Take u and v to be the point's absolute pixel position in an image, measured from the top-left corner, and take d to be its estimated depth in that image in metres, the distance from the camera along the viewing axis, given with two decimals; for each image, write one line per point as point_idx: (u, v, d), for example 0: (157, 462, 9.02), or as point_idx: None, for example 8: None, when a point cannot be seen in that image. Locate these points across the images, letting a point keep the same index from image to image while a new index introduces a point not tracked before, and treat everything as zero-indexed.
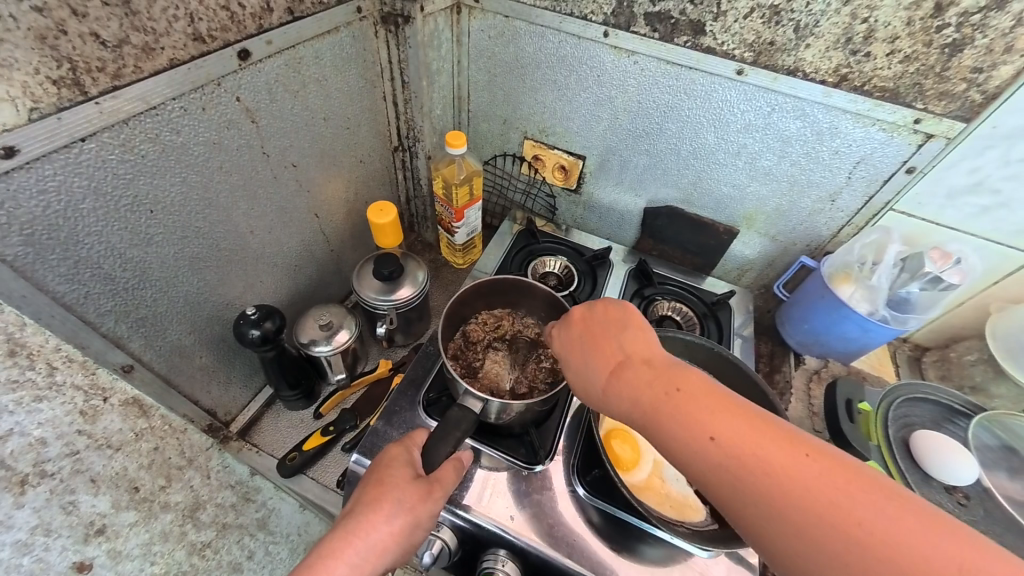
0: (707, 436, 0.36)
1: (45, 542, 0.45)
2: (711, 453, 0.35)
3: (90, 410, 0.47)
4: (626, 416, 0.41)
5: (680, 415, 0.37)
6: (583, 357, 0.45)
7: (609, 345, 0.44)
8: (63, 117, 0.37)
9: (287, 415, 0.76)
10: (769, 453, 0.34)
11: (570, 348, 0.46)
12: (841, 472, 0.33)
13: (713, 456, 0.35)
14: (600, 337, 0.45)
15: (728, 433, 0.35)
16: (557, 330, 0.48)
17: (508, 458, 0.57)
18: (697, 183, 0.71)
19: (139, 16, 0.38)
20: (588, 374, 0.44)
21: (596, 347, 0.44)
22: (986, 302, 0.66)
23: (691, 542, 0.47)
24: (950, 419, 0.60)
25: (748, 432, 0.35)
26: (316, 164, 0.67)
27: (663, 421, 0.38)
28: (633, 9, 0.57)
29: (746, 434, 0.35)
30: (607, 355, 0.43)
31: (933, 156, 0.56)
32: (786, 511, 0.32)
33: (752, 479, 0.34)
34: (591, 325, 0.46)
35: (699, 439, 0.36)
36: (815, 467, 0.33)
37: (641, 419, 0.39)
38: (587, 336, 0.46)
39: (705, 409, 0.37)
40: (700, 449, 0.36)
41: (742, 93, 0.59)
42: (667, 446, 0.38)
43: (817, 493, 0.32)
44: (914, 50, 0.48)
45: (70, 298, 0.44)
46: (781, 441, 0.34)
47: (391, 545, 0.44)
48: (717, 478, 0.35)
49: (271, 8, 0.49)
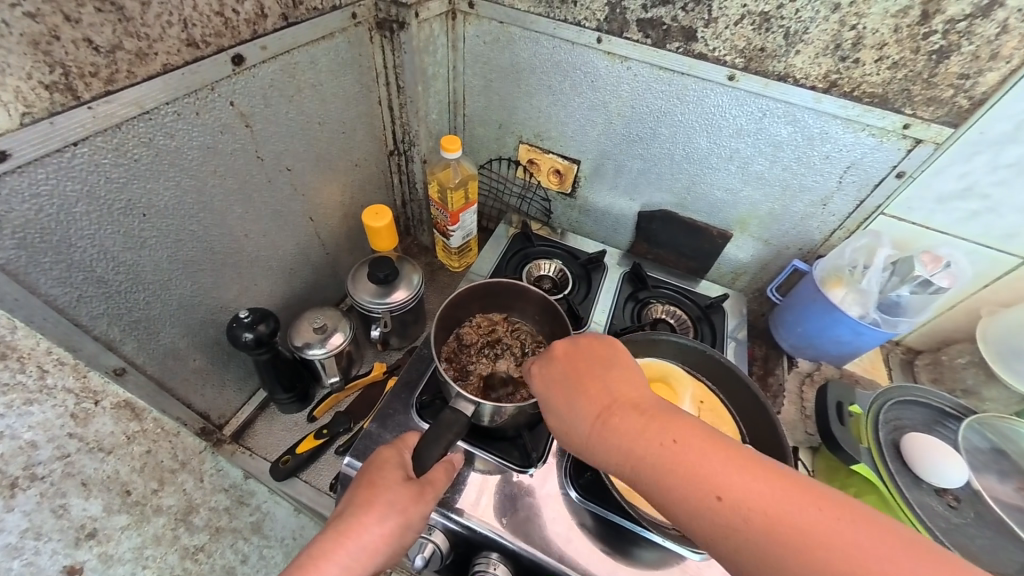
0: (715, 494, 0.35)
1: (36, 546, 0.45)
2: (710, 507, 0.35)
3: (81, 413, 0.47)
4: (610, 461, 0.40)
5: (668, 458, 0.38)
6: (567, 398, 0.44)
7: (595, 385, 0.44)
8: (55, 122, 0.37)
9: (282, 418, 0.76)
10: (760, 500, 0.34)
11: (554, 384, 0.45)
12: (859, 526, 0.33)
13: (717, 512, 0.35)
14: (585, 376, 0.44)
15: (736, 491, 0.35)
16: (538, 370, 0.47)
17: (502, 461, 0.57)
18: (691, 188, 0.72)
19: (133, 22, 0.39)
20: (573, 417, 0.43)
21: (581, 389, 0.44)
22: (976, 306, 0.67)
23: (682, 545, 0.49)
24: (939, 422, 0.61)
25: (759, 490, 0.35)
26: (312, 169, 0.67)
27: (658, 472, 0.38)
28: (626, 15, 0.58)
29: (756, 489, 0.35)
30: (594, 394, 0.43)
31: (923, 162, 0.56)
32: (787, 561, 0.33)
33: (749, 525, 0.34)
34: (574, 365, 0.46)
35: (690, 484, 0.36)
36: (835, 524, 0.33)
37: (639, 473, 0.39)
38: (571, 377, 0.45)
39: (706, 464, 0.36)
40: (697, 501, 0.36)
41: (734, 99, 0.59)
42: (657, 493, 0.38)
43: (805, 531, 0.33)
44: (902, 56, 0.49)
45: (62, 301, 0.44)
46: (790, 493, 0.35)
47: (382, 546, 0.44)
48: (705, 523, 0.35)
49: (265, 14, 0.50)
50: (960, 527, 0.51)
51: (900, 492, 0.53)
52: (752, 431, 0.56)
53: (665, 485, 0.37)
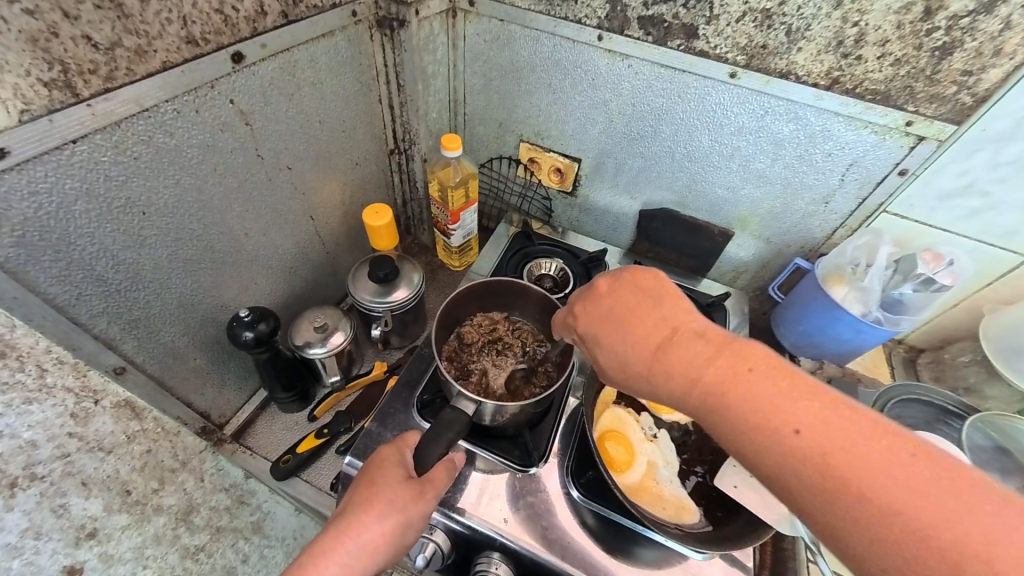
0: (784, 424, 0.33)
1: (36, 546, 0.44)
2: (780, 436, 0.33)
3: (81, 413, 0.47)
4: (669, 389, 0.40)
5: (735, 385, 0.36)
6: (620, 331, 0.44)
7: (652, 318, 0.43)
8: (55, 119, 0.37)
9: (281, 417, 0.77)
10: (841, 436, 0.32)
11: (606, 320, 0.46)
12: (948, 481, 0.30)
13: (786, 442, 0.33)
14: (640, 311, 0.44)
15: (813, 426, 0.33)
16: (582, 310, 0.48)
17: (503, 460, 0.56)
18: (692, 186, 0.72)
19: (132, 19, 0.39)
20: (626, 349, 0.43)
21: (632, 322, 0.44)
22: (978, 304, 0.66)
23: (684, 543, 0.48)
24: (941, 420, 0.61)
25: (840, 427, 0.32)
26: (311, 167, 0.67)
27: (720, 399, 0.36)
28: (627, 13, 0.58)
29: (834, 425, 0.32)
30: (650, 327, 0.42)
31: (924, 159, 0.56)
32: (861, 502, 0.30)
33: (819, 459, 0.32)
34: (622, 299, 0.46)
35: (758, 412, 0.34)
36: (925, 474, 0.30)
37: (695, 397, 0.38)
38: (619, 310, 0.45)
39: (777, 393, 0.34)
40: (766, 430, 0.34)
41: (735, 96, 0.59)
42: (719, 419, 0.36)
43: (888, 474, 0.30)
44: (905, 53, 0.49)
45: (62, 300, 0.44)
46: (879, 439, 0.31)
47: (381, 546, 0.44)
48: (772, 452, 0.33)
49: (265, 11, 0.49)
50: None
51: None
52: None
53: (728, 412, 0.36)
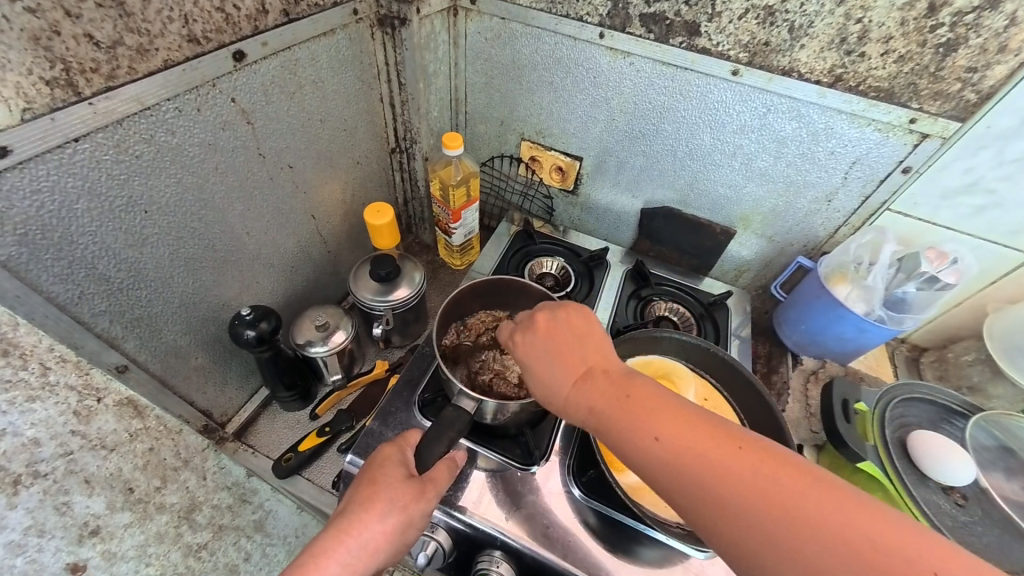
0: (648, 436, 0.37)
1: (39, 543, 0.44)
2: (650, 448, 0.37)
3: (84, 411, 0.47)
4: (573, 415, 0.42)
5: (616, 407, 0.39)
6: (543, 364, 0.44)
7: (570, 352, 0.43)
8: (56, 117, 0.37)
9: (284, 416, 0.76)
10: (703, 446, 0.35)
11: (532, 351, 0.44)
12: (796, 478, 0.33)
13: (653, 451, 0.36)
14: (562, 343, 0.44)
15: (671, 435, 0.36)
16: (521, 339, 0.46)
17: (503, 459, 0.56)
18: (693, 185, 0.71)
19: (134, 17, 0.39)
20: (549, 384, 0.43)
21: (556, 356, 0.43)
22: (983, 302, 0.66)
23: (685, 542, 0.48)
24: (946, 419, 0.60)
25: (692, 434, 0.36)
26: (313, 165, 0.67)
27: (605, 419, 0.39)
28: (629, 11, 0.57)
29: (692, 433, 0.36)
30: (566, 362, 0.43)
31: (929, 156, 0.56)
32: (719, 503, 0.34)
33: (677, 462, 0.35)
34: (551, 331, 0.45)
35: (633, 429, 0.38)
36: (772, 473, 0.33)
37: (591, 421, 0.40)
38: (551, 347, 0.44)
39: (649, 410, 0.38)
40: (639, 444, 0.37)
41: (737, 94, 0.59)
42: (606, 438, 0.39)
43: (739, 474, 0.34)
44: (908, 50, 0.48)
45: (64, 299, 0.44)
46: (720, 438, 0.35)
47: (383, 544, 0.44)
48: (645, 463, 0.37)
49: (266, 10, 0.49)
50: (967, 526, 0.50)
51: (908, 491, 0.52)
52: (755, 429, 0.55)
53: (610, 430, 0.39)
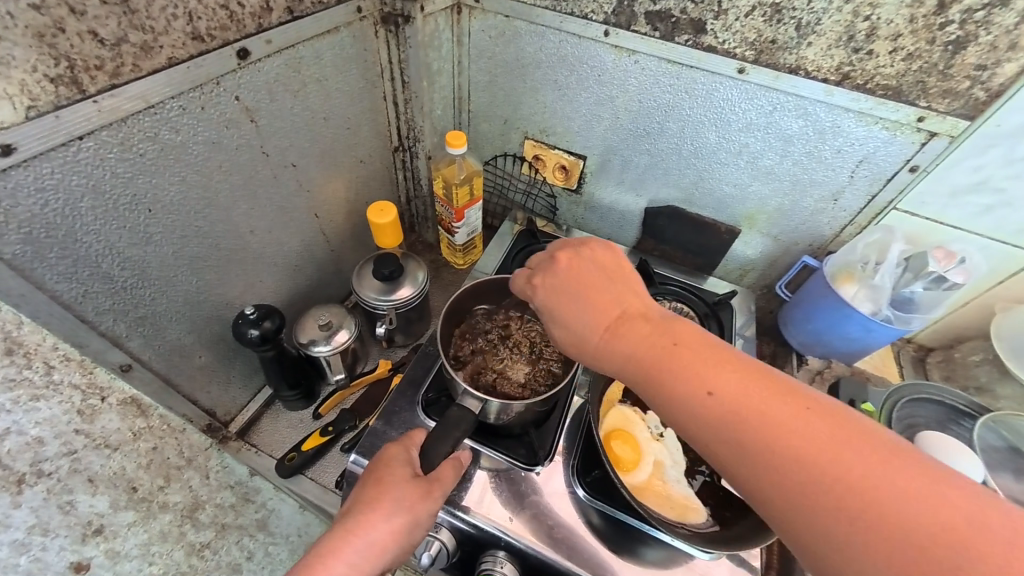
0: (702, 389, 0.35)
1: (43, 542, 0.45)
2: (702, 402, 0.35)
3: (88, 410, 0.47)
4: (613, 364, 0.41)
5: (664, 359, 0.38)
6: (572, 307, 0.43)
7: (603, 296, 0.43)
8: (61, 115, 0.37)
9: (286, 415, 0.76)
10: (761, 402, 0.34)
11: (559, 292, 0.44)
12: (861, 440, 0.31)
13: (703, 405, 0.35)
14: (592, 286, 0.44)
15: (725, 389, 0.35)
16: (541, 281, 0.46)
17: (508, 459, 0.55)
18: (698, 184, 0.71)
19: (138, 14, 0.38)
20: (579, 328, 0.43)
21: (586, 299, 0.43)
22: (991, 302, 0.65)
23: (692, 543, 0.47)
24: (953, 420, 0.60)
25: (748, 388, 0.34)
26: (316, 164, 0.67)
27: (651, 372, 0.38)
28: (634, 8, 0.57)
29: (750, 390, 0.34)
30: (602, 307, 0.42)
31: (936, 155, 0.55)
32: (776, 461, 0.32)
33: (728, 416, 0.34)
34: (581, 274, 0.45)
35: (683, 383, 0.36)
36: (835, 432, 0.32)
37: (635, 372, 0.39)
38: (577, 287, 0.44)
39: (702, 363, 0.36)
40: (691, 398, 0.36)
41: (744, 92, 0.59)
42: (651, 392, 0.38)
43: (799, 433, 0.32)
44: (917, 48, 0.48)
45: (68, 297, 0.44)
46: (779, 395, 0.34)
47: (389, 544, 0.44)
48: (695, 417, 0.35)
49: (270, 7, 0.49)
50: None
51: None
52: None
53: (658, 384, 0.37)
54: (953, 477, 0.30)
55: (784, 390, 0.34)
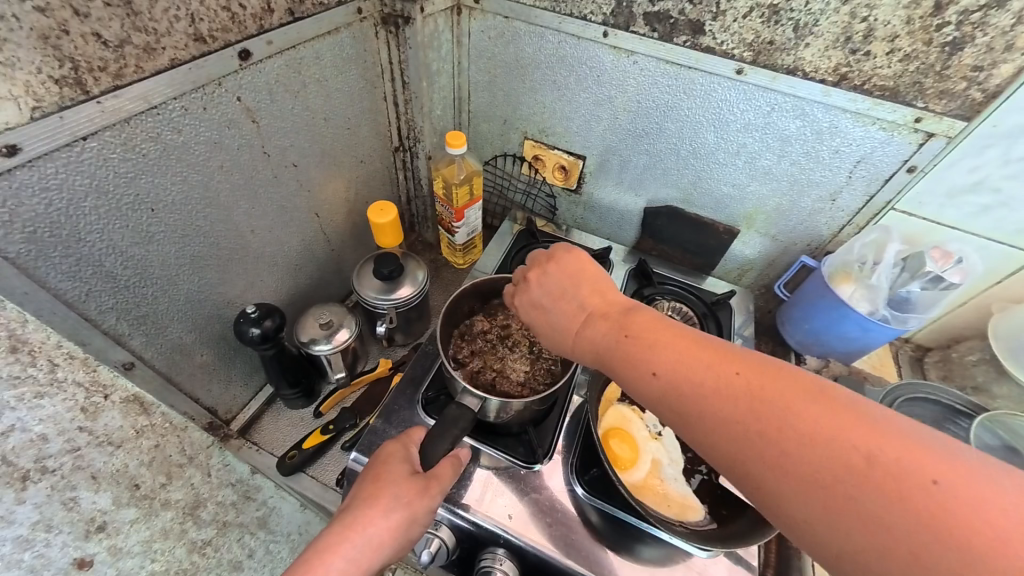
0: (646, 370, 0.38)
1: (47, 538, 0.45)
2: (649, 383, 0.38)
3: (91, 407, 0.48)
4: (583, 361, 0.45)
5: (618, 348, 0.41)
6: (546, 315, 0.49)
7: (569, 301, 0.47)
8: (65, 116, 0.37)
9: (287, 414, 0.76)
10: (699, 377, 0.36)
11: (534, 304, 0.50)
12: (789, 398, 0.32)
13: (651, 386, 0.38)
14: (559, 292, 0.48)
15: (667, 368, 0.37)
16: (519, 295, 0.52)
17: (508, 458, 0.56)
18: (697, 184, 0.71)
19: (141, 16, 0.39)
20: (554, 334, 0.48)
21: (555, 305, 0.48)
22: (988, 302, 0.66)
23: (690, 542, 0.47)
24: (949, 419, 0.60)
25: (687, 364, 0.37)
26: (317, 163, 0.67)
27: (611, 360, 0.42)
28: (633, 9, 0.57)
29: (688, 366, 0.36)
30: (568, 310, 0.47)
31: (934, 156, 0.56)
32: (716, 431, 0.34)
33: (671, 393, 0.36)
34: (549, 283, 0.50)
35: (634, 368, 0.39)
36: (767, 395, 0.33)
37: (601, 365, 0.43)
38: (547, 300, 0.49)
39: (648, 347, 0.39)
40: (642, 381, 0.38)
41: (742, 92, 0.59)
42: (614, 379, 0.42)
43: (733, 401, 0.34)
44: (914, 49, 0.48)
45: (71, 296, 0.44)
46: (717, 366, 0.35)
47: (387, 540, 0.44)
48: (648, 398, 0.38)
49: (271, 8, 0.50)
50: None
51: None
52: None
53: (617, 372, 0.41)
54: (874, 416, 0.30)
55: (720, 357, 0.36)
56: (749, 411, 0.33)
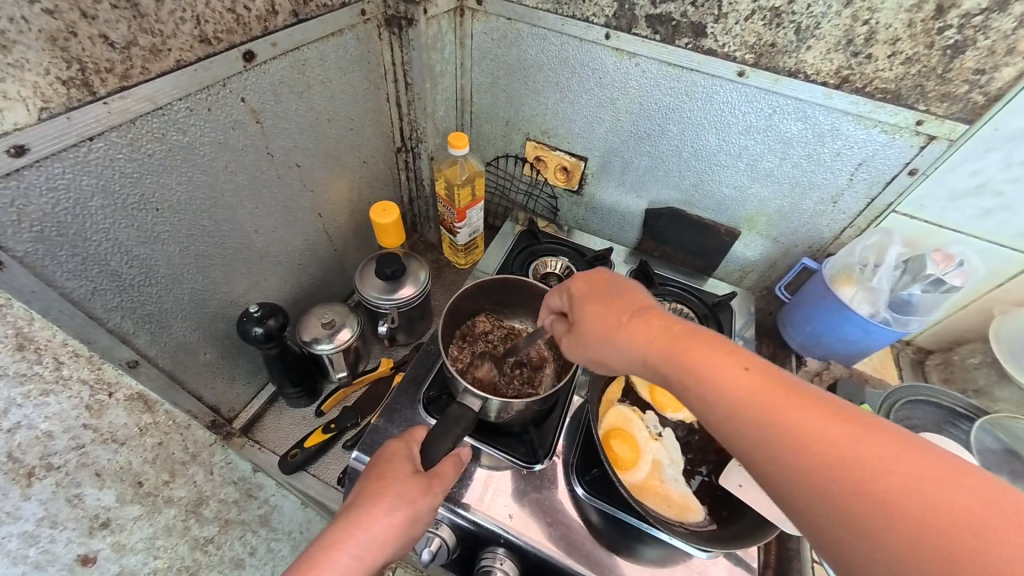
0: (735, 366, 0.36)
1: (52, 534, 0.44)
2: (731, 380, 0.36)
3: (96, 405, 0.47)
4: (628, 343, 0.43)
5: (693, 341, 0.39)
6: (599, 297, 0.48)
7: (630, 292, 0.47)
8: (73, 117, 0.38)
9: (290, 412, 0.77)
10: (787, 391, 0.34)
11: (588, 286, 0.49)
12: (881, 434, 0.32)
13: (733, 384, 0.36)
14: (618, 284, 0.48)
15: (754, 373, 0.36)
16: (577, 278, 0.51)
17: (508, 458, 0.56)
18: (699, 186, 0.72)
19: (147, 18, 0.39)
20: (598, 314, 0.46)
21: (614, 291, 0.47)
22: (989, 305, 0.66)
23: (690, 542, 0.47)
24: (950, 422, 0.60)
25: (775, 378, 0.35)
26: (320, 164, 0.67)
27: (676, 350, 0.39)
28: (635, 11, 0.58)
29: (777, 379, 0.35)
30: (627, 299, 0.46)
31: (935, 158, 0.56)
32: (801, 445, 0.32)
33: (756, 397, 0.35)
34: (609, 276, 0.50)
35: (712, 364, 0.37)
36: (862, 426, 0.32)
37: (658, 351, 0.41)
38: (609, 284, 0.49)
39: (731, 351, 0.38)
40: (721, 377, 0.36)
41: (743, 95, 0.59)
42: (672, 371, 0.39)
43: (826, 421, 0.32)
44: (916, 52, 0.48)
45: (78, 294, 0.45)
46: (805, 389, 0.35)
47: (391, 538, 0.45)
48: (720, 396, 0.36)
49: (276, 10, 0.50)
50: None
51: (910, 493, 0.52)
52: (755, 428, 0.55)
53: (685, 362, 0.39)
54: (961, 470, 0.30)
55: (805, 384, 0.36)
56: (843, 434, 0.32)
